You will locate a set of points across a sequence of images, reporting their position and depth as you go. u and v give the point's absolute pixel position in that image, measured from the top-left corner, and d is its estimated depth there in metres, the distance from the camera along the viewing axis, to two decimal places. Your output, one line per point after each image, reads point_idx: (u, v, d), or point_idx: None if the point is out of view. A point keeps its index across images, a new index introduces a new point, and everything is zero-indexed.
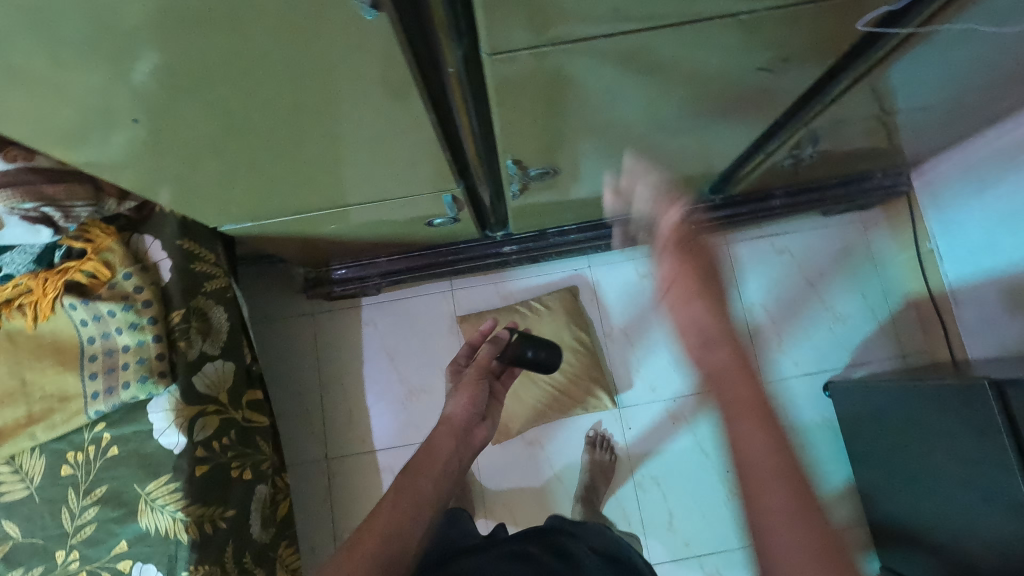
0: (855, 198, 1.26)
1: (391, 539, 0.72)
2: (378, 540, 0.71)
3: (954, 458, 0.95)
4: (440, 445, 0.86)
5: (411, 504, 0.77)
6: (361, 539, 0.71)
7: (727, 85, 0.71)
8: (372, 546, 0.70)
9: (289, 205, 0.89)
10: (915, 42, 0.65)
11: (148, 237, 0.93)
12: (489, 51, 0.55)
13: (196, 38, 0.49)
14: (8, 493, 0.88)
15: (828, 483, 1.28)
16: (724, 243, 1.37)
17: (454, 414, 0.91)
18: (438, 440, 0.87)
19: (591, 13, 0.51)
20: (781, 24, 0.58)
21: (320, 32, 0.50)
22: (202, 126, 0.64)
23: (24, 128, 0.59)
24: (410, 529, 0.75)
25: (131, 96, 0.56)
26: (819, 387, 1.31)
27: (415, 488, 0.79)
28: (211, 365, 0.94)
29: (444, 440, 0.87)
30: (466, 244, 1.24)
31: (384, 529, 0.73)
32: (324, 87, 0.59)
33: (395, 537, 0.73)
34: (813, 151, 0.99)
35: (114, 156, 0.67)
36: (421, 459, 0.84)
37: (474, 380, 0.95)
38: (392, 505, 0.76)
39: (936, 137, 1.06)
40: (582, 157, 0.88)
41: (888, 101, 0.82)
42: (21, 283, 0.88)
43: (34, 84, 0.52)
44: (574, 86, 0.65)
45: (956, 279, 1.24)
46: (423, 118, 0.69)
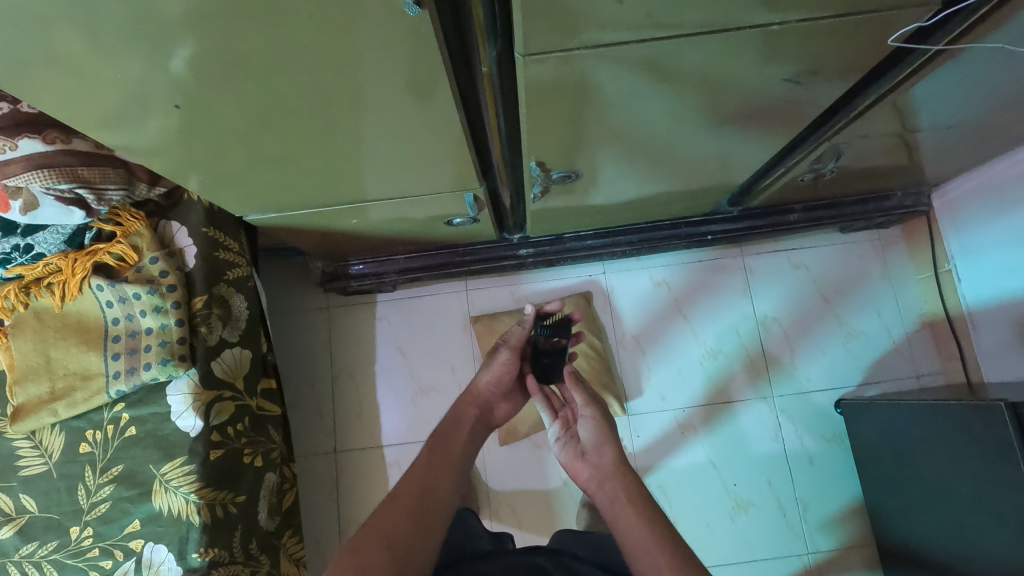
0: (874, 216, 1.25)
1: (424, 495, 0.80)
2: (415, 495, 0.79)
3: (966, 479, 0.95)
4: (464, 413, 0.95)
5: (445, 468, 0.85)
6: (399, 495, 0.79)
7: (753, 96, 0.72)
8: (409, 500, 0.78)
9: (314, 198, 0.91)
10: (944, 59, 0.66)
11: (175, 224, 0.95)
12: (522, 52, 0.56)
13: (239, 28, 0.50)
14: (28, 467, 0.90)
15: (837, 501, 1.26)
16: (741, 255, 1.37)
17: (479, 383, 0.98)
18: (463, 410, 0.96)
19: (624, 19, 0.52)
20: (811, 36, 0.59)
21: (359, 28, 0.52)
22: (237, 117, 0.65)
23: (66, 110, 0.61)
24: (444, 486, 0.83)
25: (170, 83, 0.58)
26: (831, 404, 1.30)
27: (446, 450, 0.88)
28: (229, 352, 0.96)
29: (468, 408, 0.96)
30: (483, 245, 1.25)
31: (420, 486, 0.81)
32: (358, 82, 0.61)
33: (429, 493, 0.80)
34: (835, 166, 0.99)
35: (149, 141, 0.69)
36: (450, 426, 0.92)
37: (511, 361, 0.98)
38: (427, 465, 0.84)
39: (960, 157, 1.06)
40: (604, 163, 0.89)
41: (913, 119, 0.83)
42: (51, 263, 0.90)
43: (79, 68, 0.54)
44: (602, 91, 0.66)
45: (974, 300, 1.24)
46: (451, 117, 0.70)
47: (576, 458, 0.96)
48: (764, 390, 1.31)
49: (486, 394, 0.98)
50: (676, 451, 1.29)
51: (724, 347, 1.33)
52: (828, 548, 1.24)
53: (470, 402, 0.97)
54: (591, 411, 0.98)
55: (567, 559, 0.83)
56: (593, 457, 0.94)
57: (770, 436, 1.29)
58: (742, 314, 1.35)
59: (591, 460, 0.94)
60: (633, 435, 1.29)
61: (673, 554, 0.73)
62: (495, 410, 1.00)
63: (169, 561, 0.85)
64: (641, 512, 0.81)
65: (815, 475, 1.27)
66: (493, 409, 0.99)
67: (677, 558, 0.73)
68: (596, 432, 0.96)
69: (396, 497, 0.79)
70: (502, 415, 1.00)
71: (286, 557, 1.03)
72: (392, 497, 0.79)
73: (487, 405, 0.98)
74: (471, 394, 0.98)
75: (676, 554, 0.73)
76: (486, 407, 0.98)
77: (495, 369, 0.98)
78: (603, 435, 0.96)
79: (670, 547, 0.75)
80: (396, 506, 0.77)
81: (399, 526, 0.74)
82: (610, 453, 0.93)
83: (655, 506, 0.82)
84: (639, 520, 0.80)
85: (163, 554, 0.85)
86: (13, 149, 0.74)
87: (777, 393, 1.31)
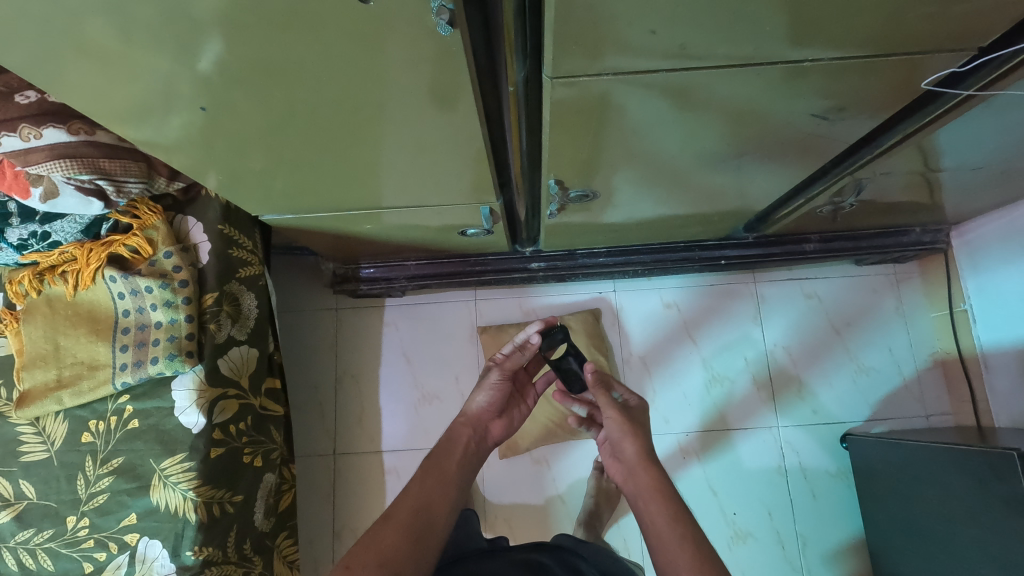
0: (890, 251, 1.24)
1: (420, 513, 0.77)
2: (410, 512, 0.76)
3: (973, 525, 0.93)
4: (458, 434, 0.90)
5: (438, 486, 0.82)
6: (393, 513, 0.76)
7: (779, 128, 0.71)
8: (404, 518, 0.75)
9: (332, 202, 0.91)
10: (974, 104, 0.65)
11: (191, 219, 0.95)
12: (551, 74, 0.56)
13: (270, 34, 0.51)
14: (30, 453, 0.90)
15: (838, 536, 1.24)
16: (753, 281, 1.36)
17: (471, 405, 0.94)
18: (456, 431, 0.91)
19: (653, 49, 0.52)
20: (840, 74, 0.59)
21: (388, 41, 0.52)
22: (258, 118, 0.66)
23: (91, 103, 0.61)
24: (441, 505, 0.80)
25: (196, 82, 0.58)
26: (837, 437, 1.28)
27: (440, 469, 0.84)
28: (236, 350, 0.96)
29: (463, 429, 0.91)
30: (494, 256, 1.25)
31: (415, 504, 0.78)
32: (380, 94, 0.61)
33: (425, 512, 0.77)
34: (854, 201, 0.99)
35: (171, 138, 0.69)
36: (444, 448, 0.87)
37: (499, 379, 0.94)
38: (422, 485, 0.81)
39: (983, 198, 1.05)
40: (621, 184, 0.89)
41: (937, 159, 0.82)
42: (66, 251, 0.91)
43: (109, 63, 0.54)
44: (626, 116, 0.66)
45: (989, 342, 1.22)
46: (474, 130, 0.70)
47: (610, 455, 0.92)
48: (769, 419, 1.30)
49: (480, 414, 0.93)
50: (677, 475, 1.27)
51: (729, 373, 1.32)
52: None
53: (465, 423, 0.92)
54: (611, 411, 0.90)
55: (568, 556, 0.86)
56: (618, 453, 0.89)
57: (772, 466, 1.27)
58: (751, 341, 1.34)
59: (618, 456, 0.89)
60: None
61: (694, 553, 0.70)
62: (490, 430, 0.95)
63: (163, 557, 0.85)
64: (666, 508, 0.77)
65: (817, 509, 1.25)
66: (488, 428, 0.94)
67: (699, 559, 0.70)
68: (618, 427, 0.89)
69: (391, 516, 0.76)
70: (497, 433, 0.95)
71: (280, 560, 1.03)
72: (386, 517, 0.76)
73: (481, 426, 0.93)
74: (464, 416, 0.93)
75: (698, 549, 0.71)
76: (481, 427, 0.93)
77: (487, 390, 0.94)
78: (625, 428, 0.89)
79: (693, 543, 0.72)
80: (389, 525, 0.74)
81: (392, 547, 0.71)
82: (632, 446, 0.87)
83: (682, 502, 0.78)
84: (663, 517, 0.76)
85: (157, 549, 0.85)
86: (37, 138, 0.75)
87: (782, 424, 1.30)
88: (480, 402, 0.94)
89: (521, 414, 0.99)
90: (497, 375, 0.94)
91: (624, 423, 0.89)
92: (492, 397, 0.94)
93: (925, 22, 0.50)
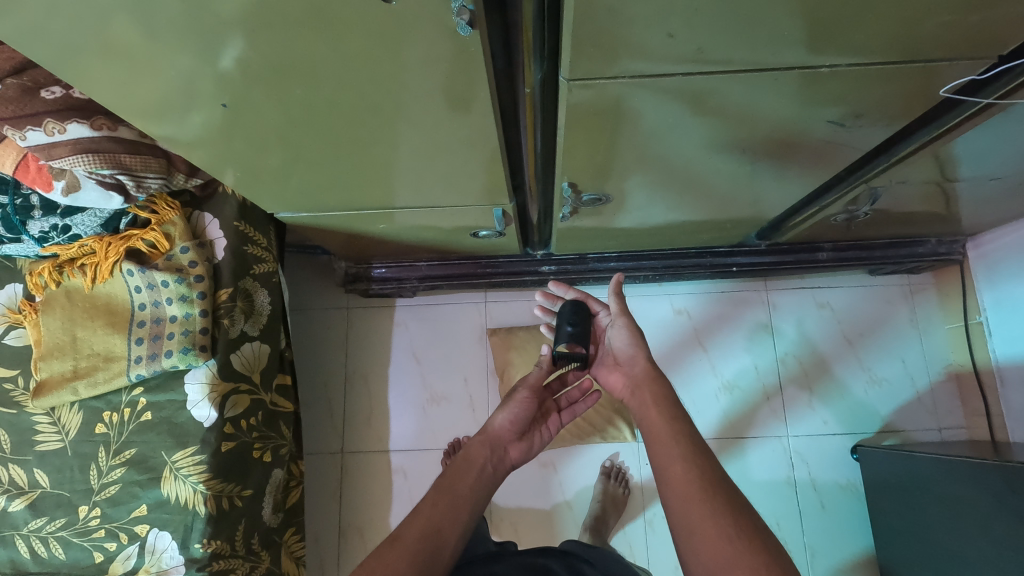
0: (905, 261, 1.23)
1: (429, 537, 0.72)
2: (418, 537, 0.72)
3: (987, 541, 0.91)
4: (474, 455, 0.86)
5: (448, 506, 0.77)
6: (401, 536, 0.72)
7: (794, 134, 0.71)
8: (410, 542, 0.71)
9: (347, 201, 0.92)
10: (993, 113, 0.64)
11: (207, 216, 0.97)
12: (568, 77, 0.56)
13: (291, 35, 0.52)
14: (44, 442, 0.91)
15: (846, 547, 1.23)
16: (765, 289, 1.36)
17: (492, 425, 0.91)
18: (472, 451, 0.87)
19: (671, 52, 0.52)
20: (856, 81, 0.58)
21: (408, 40, 0.52)
22: (279, 116, 0.67)
23: (116, 98, 0.62)
24: (451, 532, 0.75)
25: (217, 80, 0.59)
26: (848, 449, 1.27)
27: (453, 492, 0.80)
28: (249, 346, 0.97)
29: (479, 449, 0.87)
30: (506, 258, 1.25)
31: (424, 526, 0.74)
32: (398, 93, 0.62)
33: (436, 536, 0.73)
34: (869, 210, 0.98)
35: (191, 134, 0.71)
36: (459, 468, 0.84)
37: (525, 398, 0.92)
38: (433, 507, 0.76)
39: (1001, 209, 1.04)
40: (634, 189, 0.88)
41: (953, 169, 0.81)
42: (86, 244, 0.92)
43: (133, 60, 0.55)
44: (640, 119, 0.66)
45: (1005, 355, 1.21)
46: (489, 132, 0.70)
47: (613, 368, 0.89)
48: (779, 429, 1.29)
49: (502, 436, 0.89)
50: None
51: (739, 381, 1.31)
52: None
53: (483, 443, 0.88)
54: (625, 321, 0.87)
55: (573, 559, 0.86)
56: (625, 366, 0.86)
57: (782, 477, 1.26)
58: (762, 349, 1.33)
59: (625, 369, 0.87)
60: (642, 463, 1.26)
61: (687, 444, 0.72)
62: (510, 452, 0.90)
63: (172, 549, 0.86)
64: (667, 410, 0.77)
65: (827, 519, 1.24)
66: (507, 449, 0.89)
67: (691, 448, 0.71)
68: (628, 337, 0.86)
69: (399, 537, 0.72)
70: (516, 456, 0.90)
71: (286, 554, 1.04)
72: (393, 538, 0.72)
73: (498, 445, 0.89)
74: (483, 433, 0.90)
75: (690, 444, 0.72)
76: (500, 447, 0.89)
77: (509, 410, 0.91)
78: (633, 337, 0.86)
79: (686, 438, 0.73)
80: (396, 547, 0.70)
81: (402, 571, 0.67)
82: (642, 360, 0.84)
83: (680, 404, 0.77)
84: (663, 419, 0.76)
85: (166, 540, 0.86)
86: (61, 132, 0.76)
87: (792, 433, 1.28)
88: (501, 423, 0.91)
89: (543, 438, 0.95)
90: (525, 393, 0.93)
91: (633, 333, 0.86)
92: (516, 415, 0.91)
93: (947, 29, 0.50)
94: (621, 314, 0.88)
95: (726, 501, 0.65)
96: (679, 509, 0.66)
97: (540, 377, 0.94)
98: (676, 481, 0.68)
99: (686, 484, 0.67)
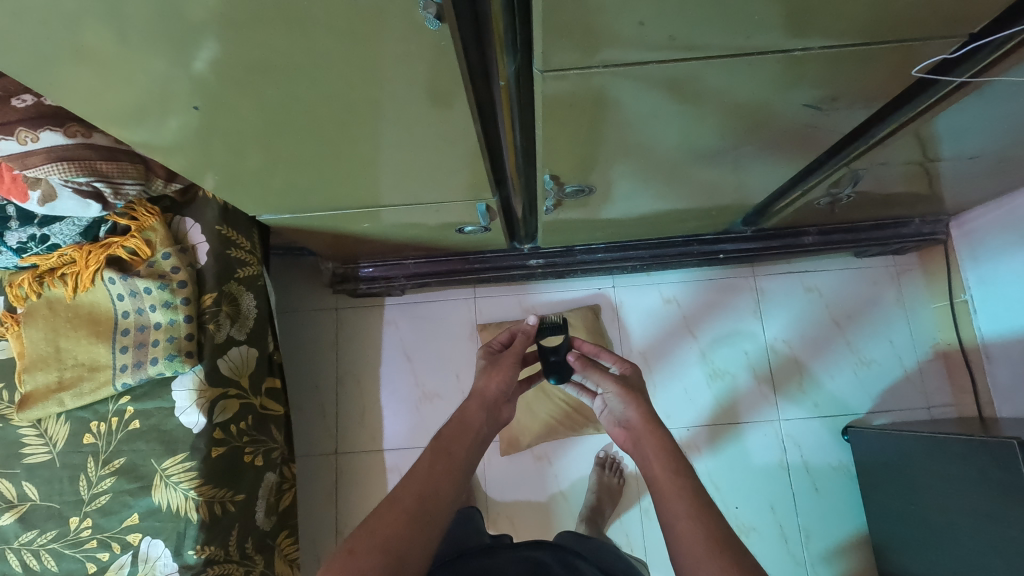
0: (890, 242, 1.23)
1: (427, 501, 0.71)
2: (414, 498, 0.71)
3: (977, 517, 0.93)
4: (470, 419, 0.85)
5: (447, 473, 0.76)
6: (400, 498, 0.71)
7: (773, 119, 0.71)
8: (409, 504, 0.70)
9: (329, 201, 0.91)
10: (968, 91, 0.65)
11: (188, 220, 0.95)
12: (541, 68, 0.56)
13: (262, 36, 0.51)
14: (33, 455, 0.91)
15: (838, 530, 1.24)
16: (752, 275, 1.36)
17: (486, 389, 0.89)
18: (468, 413, 0.85)
19: (644, 40, 0.52)
20: (831, 63, 0.58)
21: (381, 39, 0.52)
22: (254, 118, 0.66)
23: (88, 106, 0.61)
24: (446, 492, 0.74)
25: (190, 83, 0.58)
26: (839, 431, 1.28)
27: (449, 454, 0.79)
28: (236, 350, 0.97)
29: (476, 411, 0.86)
30: (493, 253, 1.25)
31: (422, 490, 0.72)
32: (374, 91, 0.61)
33: (431, 500, 0.72)
34: (852, 192, 0.98)
35: (167, 139, 0.70)
36: (455, 430, 0.82)
37: (513, 363, 0.92)
38: (431, 469, 0.75)
39: (982, 187, 1.04)
40: (618, 178, 0.88)
41: (932, 149, 0.82)
42: (66, 254, 0.91)
43: (103, 67, 0.54)
44: (619, 109, 0.65)
45: (990, 332, 1.22)
46: (468, 127, 0.70)
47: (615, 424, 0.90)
48: (770, 413, 1.30)
49: (498, 400, 0.88)
50: None
51: (729, 368, 1.32)
52: None
53: (479, 406, 0.86)
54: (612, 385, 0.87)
55: (570, 557, 0.84)
56: (621, 421, 0.88)
57: (775, 461, 1.27)
58: (752, 335, 1.34)
59: (623, 424, 0.87)
60: None
61: (694, 500, 0.71)
62: (501, 411, 0.91)
63: (166, 556, 0.85)
64: (668, 463, 0.77)
65: (820, 504, 1.25)
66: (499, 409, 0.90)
67: (695, 503, 0.71)
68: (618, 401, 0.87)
69: (396, 500, 0.71)
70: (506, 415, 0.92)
71: (281, 558, 1.03)
72: (391, 500, 0.70)
73: (493, 405, 0.88)
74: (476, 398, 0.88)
75: (696, 497, 0.71)
76: (493, 408, 0.88)
77: (502, 375, 0.90)
78: (626, 398, 0.86)
79: (692, 494, 0.72)
80: (394, 509, 0.69)
81: (397, 533, 0.66)
82: (637, 413, 0.85)
83: (684, 456, 0.77)
84: (664, 470, 0.76)
85: (160, 548, 0.86)
86: (34, 141, 0.75)
87: (783, 417, 1.29)
88: (497, 388, 0.89)
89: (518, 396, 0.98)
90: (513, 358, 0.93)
91: (624, 394, 0.86)
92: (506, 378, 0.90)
93: (918, 9, 0.50)
94: (611, 377, 0.88)
95: (733, 562, 0.63)
96: (688, 568, 0.65)
97: (526, 344, 0.94)
98: (684, 540, 0.67)
99: (694, 542, 0.66)
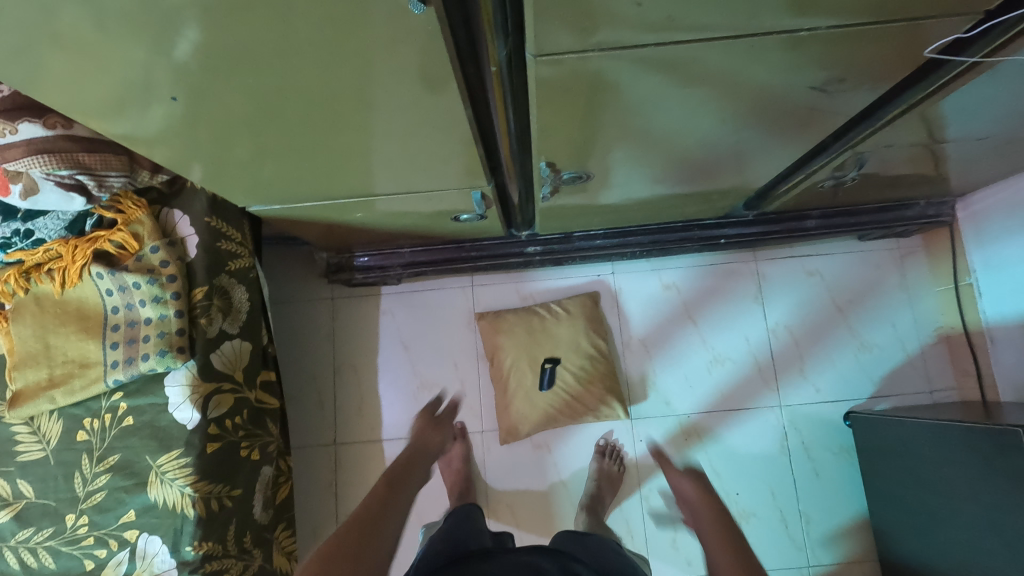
0: (894, 225, 1.21)
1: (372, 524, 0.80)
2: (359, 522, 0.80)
3: (979, 504, 0.92)
4: (413, 463, 1.02)
5: (393, 501, 0.87)
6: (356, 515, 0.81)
7: (778, 101, 0.69)
8: (354, 525, 0.79)
9: (320, 191, 0.89)
10: (981, 71, 0.62)
11: (177, 212, 0.94)
12: (534, 53, 0.53)
13: (241, 24, 0.49)
14: (26, 452, 0.90)
15: (839, 515, 1.24)
16: (753, 260, 1.34)
17: None
18: (423, 443, 1.11)
19: (643, 21, 0.49)
20: (840, 43, 0.56)
21: (366, 24, 0.50)
22: (239, 107, 0.63)
23: (65, 97, 0.59)
24: (393, 517, 0.84)
25: (170, 72, 0.56)
26: (841, 415, 1.27)
27: (395, 491, 0.90)
28: (229, 344, 0.95)
29: None
30: (490, 241, 1.23)
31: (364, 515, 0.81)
32: (360, 78, 0.59)
33: (377, 521, 0.81)
34: (857, 175, 0.96)
35: (150, 130, 0.67)
36: (401, 474, 0.96)
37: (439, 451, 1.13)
38: (380, 502, 0.86)
39: (988, 169, 1.02)
40: (615, 164, 0.86)
41: (940, 130, 0.79)
42: (52, 249, 0.89)
43: (76, 57, 0.52)
44: (617, 93, 0.63)
45: (994, 315, 1.20)
46: (459, 113, 0.67)
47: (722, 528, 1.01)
48: (772, 399, 1.29)
49: None
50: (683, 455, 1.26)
51: (731, 354, 1.31)
52: (831, 562, 1.22)
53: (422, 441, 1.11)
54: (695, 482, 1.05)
55: (567, 560, 0.85)
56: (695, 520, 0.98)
57: (776, 447, 1.27)
58: (753, 320, 1.32)
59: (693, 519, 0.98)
60: (636, 440, 1.27)
61: None
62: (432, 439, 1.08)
63: (163, 553, 0.85)
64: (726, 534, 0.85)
65: (822, 489, 1.25)
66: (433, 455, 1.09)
67: None
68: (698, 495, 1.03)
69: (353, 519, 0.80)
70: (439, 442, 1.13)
71: (280, 550, 1.03)
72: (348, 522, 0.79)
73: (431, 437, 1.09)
74: None
75: None
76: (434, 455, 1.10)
77: None
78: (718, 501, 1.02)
79: None
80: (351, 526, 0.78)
81: (350, 544, 0.75)
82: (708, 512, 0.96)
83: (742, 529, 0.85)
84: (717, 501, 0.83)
85: (157, 545, 0.85)
86: (12, 133, 0.74)
87: (784, 403, 1.28)
88: None
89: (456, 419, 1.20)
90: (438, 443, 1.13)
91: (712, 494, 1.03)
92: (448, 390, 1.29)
93: None
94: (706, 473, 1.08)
95: None
96: None
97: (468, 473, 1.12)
98: None
99: None
